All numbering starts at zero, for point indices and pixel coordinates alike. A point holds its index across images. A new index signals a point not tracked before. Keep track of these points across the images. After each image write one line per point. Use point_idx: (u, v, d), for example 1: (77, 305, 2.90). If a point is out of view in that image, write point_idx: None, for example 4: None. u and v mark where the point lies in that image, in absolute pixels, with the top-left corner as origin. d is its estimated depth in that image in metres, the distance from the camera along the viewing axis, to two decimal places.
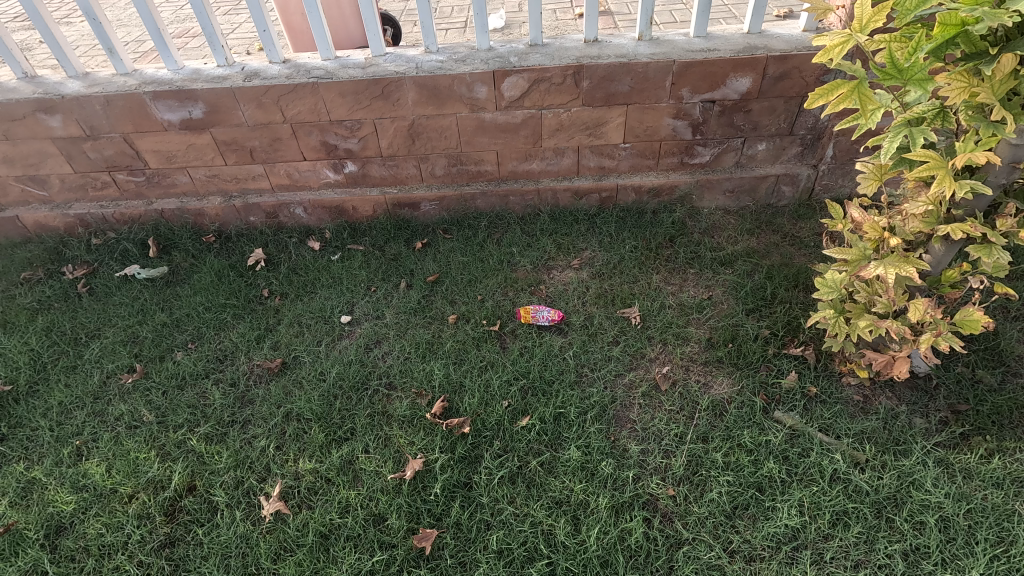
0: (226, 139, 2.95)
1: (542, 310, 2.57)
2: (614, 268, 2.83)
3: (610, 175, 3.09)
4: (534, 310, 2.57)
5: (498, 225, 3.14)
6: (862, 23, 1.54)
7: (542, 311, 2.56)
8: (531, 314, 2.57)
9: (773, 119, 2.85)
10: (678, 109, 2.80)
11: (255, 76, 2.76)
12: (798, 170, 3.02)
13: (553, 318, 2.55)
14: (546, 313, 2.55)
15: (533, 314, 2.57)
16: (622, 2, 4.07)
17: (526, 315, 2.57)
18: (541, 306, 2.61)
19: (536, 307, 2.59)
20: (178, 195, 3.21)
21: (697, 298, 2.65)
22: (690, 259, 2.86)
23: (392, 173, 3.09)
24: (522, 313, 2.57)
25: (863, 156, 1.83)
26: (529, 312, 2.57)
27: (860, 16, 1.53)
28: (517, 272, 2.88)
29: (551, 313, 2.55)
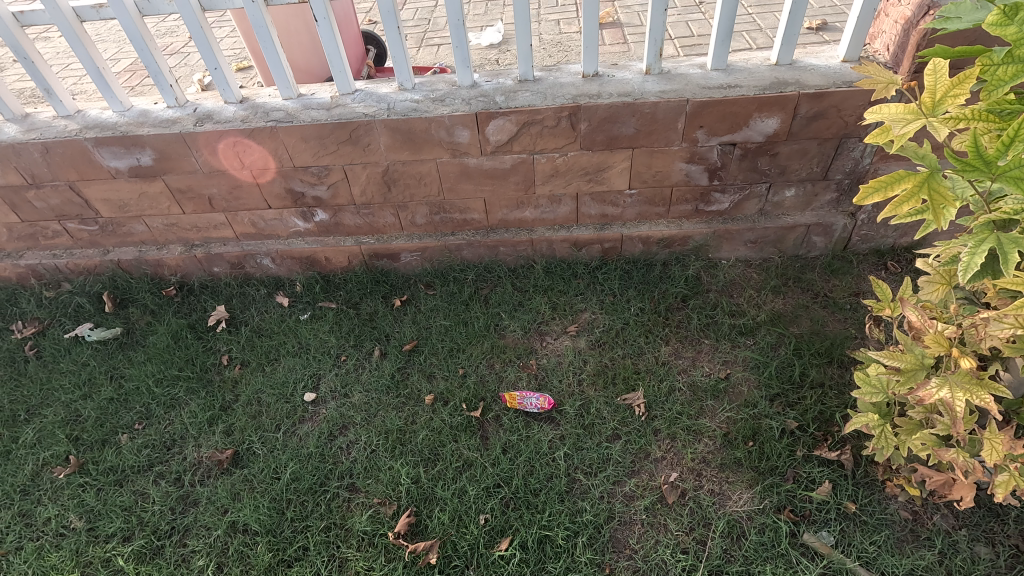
0: (181, 186, 2.64)
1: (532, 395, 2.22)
2: (615, 336, 2.47)
3: (613, 223, 2.71)
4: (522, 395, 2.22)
5: (486, 278, 2.79)
6: (935, 98, 1.17)
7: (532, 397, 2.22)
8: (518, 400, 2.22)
9: (804, 162, 2.44)
10: (692, 152, 2.41)
11: (207, 119, 2.44)
12: (832, 219, 2.60)
13: (543, 405, 2.21)
14: (537, 401, 2.21)
15: (520, 400, 2.23)
16: (632, 12, 3.65)
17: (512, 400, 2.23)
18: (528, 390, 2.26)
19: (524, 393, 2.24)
20: (135, 243, 2.92)
21: (712, 377, 2.28)
22: (704, 326, 2.48)
23: (367, 222, 2.76)
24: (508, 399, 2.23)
25: (926, 255, 1.59)
26: (516, 398, 2.23)
27: (933, 87, 1.17)
28: (505, 339, 2.53)
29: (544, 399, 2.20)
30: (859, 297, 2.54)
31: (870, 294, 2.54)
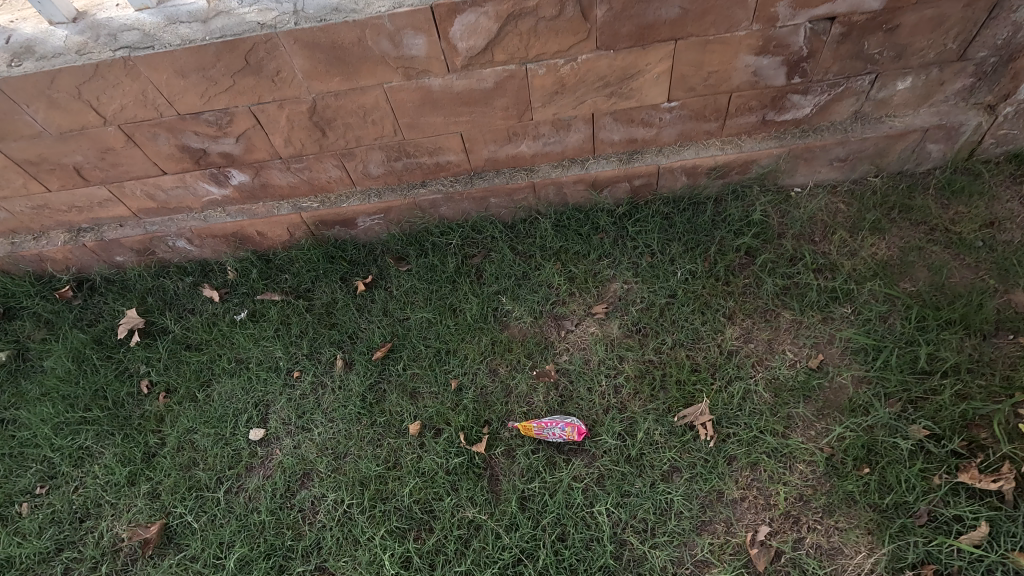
0: (30, 156, 1.86)
1: (556, 424, 1.61)
2: (659, 316, 1.80)
3: (645, 150, 1.92)
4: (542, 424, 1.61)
5: (475, 242, 2.07)
6: None
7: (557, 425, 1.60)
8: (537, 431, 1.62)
9: (935, 38, 1.61)
10: (766, 38, 1.59)
11: (29, 54, 1.62)
12: (962, 118, 1.80)
13: (571, 432, 1.60)
14: (565, 432, 1.60)
15: (540, 429, 1.62)
16: None
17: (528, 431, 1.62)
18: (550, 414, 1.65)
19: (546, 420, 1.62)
20: (6, 234, 2.18)
21: (799, 370, 1.65)
22: (780, 292, 1.80)
23: (304, 179, 1.99)
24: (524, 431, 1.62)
25: None
26: (535, 428, 1.62)
27: None
28: (509, 331, 1.88)
29: (575, 431, 1.59)
30: (997, 228, 1.81)
31: (1012, 223, 1.81)
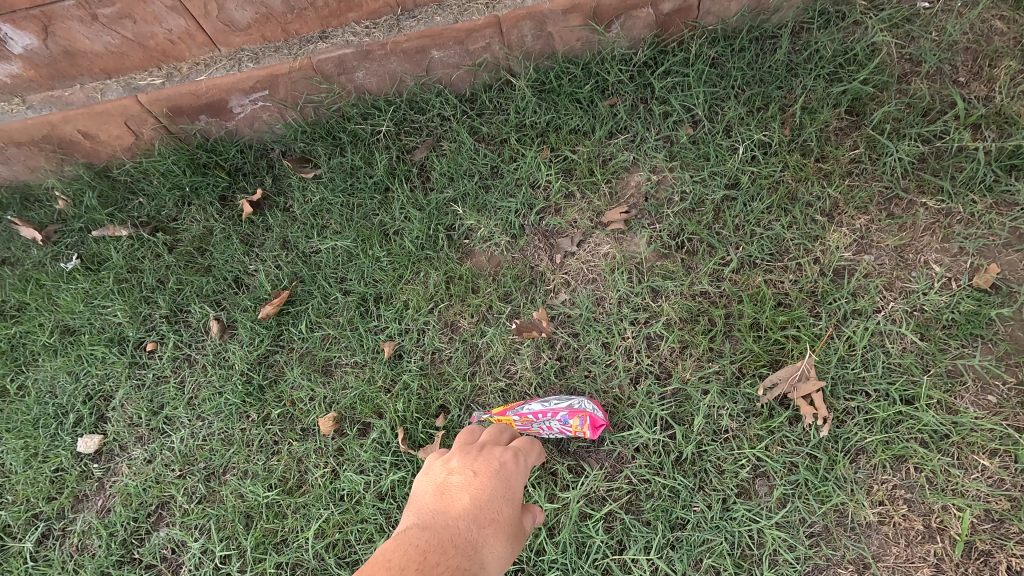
0: None
1: (551, 412, 0.96)
2: (713, 222, 1.11)
3: None
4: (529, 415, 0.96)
5: (415, 128, 1.33)
6: None
7: (553, 413, 0.96)
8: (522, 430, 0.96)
9: None
10: None
11: None
12: None
13: (580, 430, 0.95)
14: (569, 425, 0.95)
15: (527, 424, 0.97)
16: None
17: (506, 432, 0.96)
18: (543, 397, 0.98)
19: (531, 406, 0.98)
20: None
21: (962, 291, 0.96)
22: (914, 169, 1.07)
23: (127, 38, 1.22)
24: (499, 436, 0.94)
25: None
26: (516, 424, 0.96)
27: None
28: (472, 261, 1.19)
29: (586, 419, 0.94)
30: None
31: None
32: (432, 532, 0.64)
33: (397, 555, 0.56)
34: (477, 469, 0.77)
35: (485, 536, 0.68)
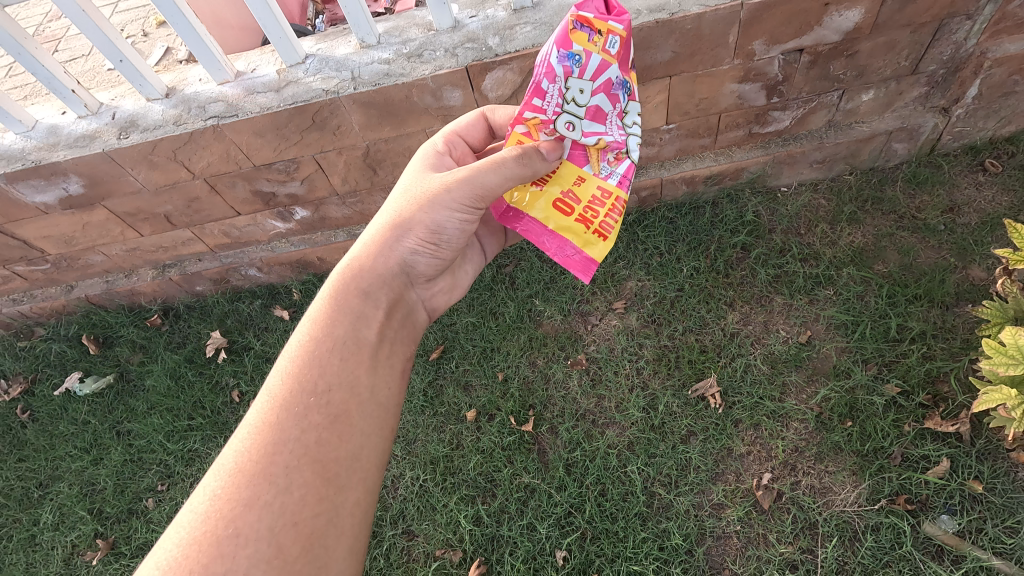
0: (126, 209, 2.19)
1: (637, 77, 1.20)
2: (671, 309, 2.12)
3: (648, 166, 2.23)
4: (624, 108, 1.21)
5: (507, 253, 2.38)
6: None
7: (641, 97, 1.23)
8: (600, 202, 1.28)
9: (890, 58, 1.89)
10: (747, 70, 1.87)
11: (131, 126, 1.95)
12: (920, 121, 2.09)
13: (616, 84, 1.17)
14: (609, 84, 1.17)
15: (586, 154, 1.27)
16: None
17: (585, 186, 1.29)
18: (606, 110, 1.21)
19: (621, 30, 1.12)
20: (101, 274, 2.54)
21: (792, 344, 1.97)
22: (773, 282, 2.10)
23: (358, 210, 2.31)
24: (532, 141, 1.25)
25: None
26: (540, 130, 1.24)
27: None
28: (543, 328, 2.20)
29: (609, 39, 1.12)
30: (955, 213, 2.12)
31: (968, 208, 2.12)
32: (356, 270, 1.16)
33: (322, 312, 1.10)
34: (416, 172, 1.32)
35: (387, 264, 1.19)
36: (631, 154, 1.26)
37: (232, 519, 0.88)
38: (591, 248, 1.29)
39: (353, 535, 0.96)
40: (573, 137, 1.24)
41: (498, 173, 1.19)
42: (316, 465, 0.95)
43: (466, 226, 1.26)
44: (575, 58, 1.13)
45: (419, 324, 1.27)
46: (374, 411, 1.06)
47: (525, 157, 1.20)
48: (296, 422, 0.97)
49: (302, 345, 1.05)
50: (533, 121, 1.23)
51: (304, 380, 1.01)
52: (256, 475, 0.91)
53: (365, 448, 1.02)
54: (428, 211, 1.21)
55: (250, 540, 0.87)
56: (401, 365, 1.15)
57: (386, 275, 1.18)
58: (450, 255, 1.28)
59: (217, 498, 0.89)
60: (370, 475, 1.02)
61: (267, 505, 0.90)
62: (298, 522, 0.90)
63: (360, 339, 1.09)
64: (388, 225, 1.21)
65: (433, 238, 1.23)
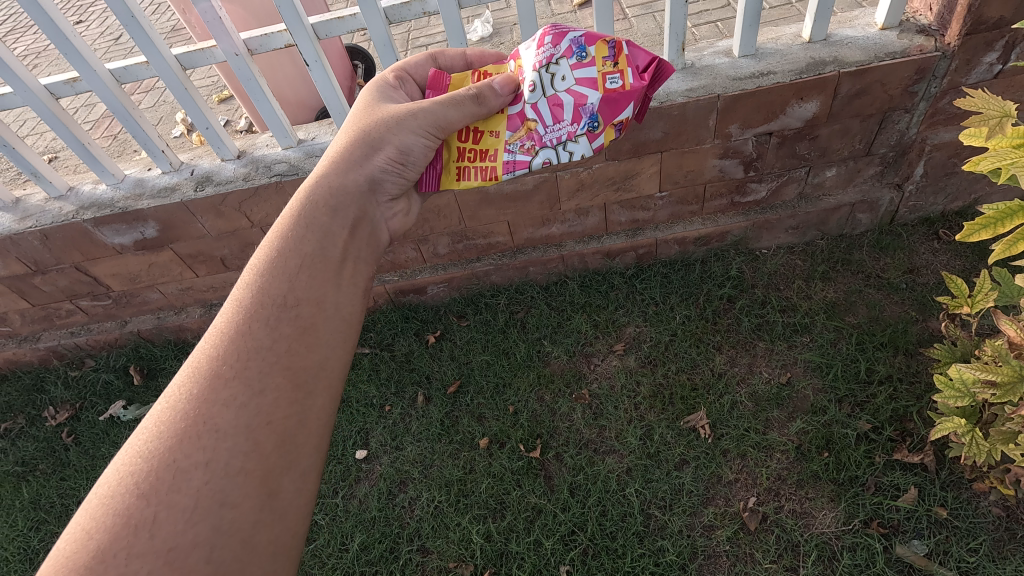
0: (190, 252, 2.52)
1: (606, 123, 1.52)
2: (665, 352, 2.37)
3: (645, 228, 2.56)
4: (574, 127, 1.53)
5: (519, 301, 2.67)
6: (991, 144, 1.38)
7: (586, 136, 1.53)
8: (492, 159, 1.58)
9: (846, 142, 2.25)
10: (726, 148, 2.23)
11: (207, 181, 2.31)
12: (878, 195, 2.44)
13: (582, 94, 1.51)
14: (580, 96, 1.51)
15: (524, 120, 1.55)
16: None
17: (493, 139, 1.58)
18: (560, 102, 1.53)
19: (628, 84, 1.51)
20: (154, 311, 2.83)
21: (774, 385, 2.20)
22: (756, 330, 2.37)
23: (389, 259, 2.62)
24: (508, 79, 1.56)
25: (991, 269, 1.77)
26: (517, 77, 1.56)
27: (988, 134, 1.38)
28: (550, 367, 2.44)
29: (615, 75, 1.51)
30: (915, 274, 2.41)
31: (927, 270, 2.41)
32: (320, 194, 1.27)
33: (289, 229, 1.20)
34: (375, 103, 1.50)
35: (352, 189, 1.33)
36: (539, 156, 1.56)
37: (209, 415, 0.95)
38: (446, 174, 1.60)
39: (321, 436, 1.04)
40: (523, 99, 1.54)
41: (457, 110, 1.46)
42: (284, 372, 1.03)
43: (424, 152, 1.48)
44: (581, 56, 1.51)
45: (383, 245, 1.38)
46: (340, 323, 1.15)
47: (483, 100, 1.49)
48: (269, 330, 1.05)
49: (269, 258, 1.15)
50: (523, 64, 1.57)
51: (273, 293, 1.10)
52: (232, 377, 0.99)
53: (333, 356, 1.11)
54: (394, 135, 1.41)
55: (229, 434, 0.94)
56: (365, 282, 1.25)
57: (352, 197, 1.32)
58: (411, 177, 1.47)
59: (193, 398, 0.97)
60: (336, 383, 1.10)
61: (243, 403, 0.98)
62: (273, 421, 0.99)
63: (326, 253, 1.19)
64: (355, 148, 1.38)
65: (398, 159, 1.42)
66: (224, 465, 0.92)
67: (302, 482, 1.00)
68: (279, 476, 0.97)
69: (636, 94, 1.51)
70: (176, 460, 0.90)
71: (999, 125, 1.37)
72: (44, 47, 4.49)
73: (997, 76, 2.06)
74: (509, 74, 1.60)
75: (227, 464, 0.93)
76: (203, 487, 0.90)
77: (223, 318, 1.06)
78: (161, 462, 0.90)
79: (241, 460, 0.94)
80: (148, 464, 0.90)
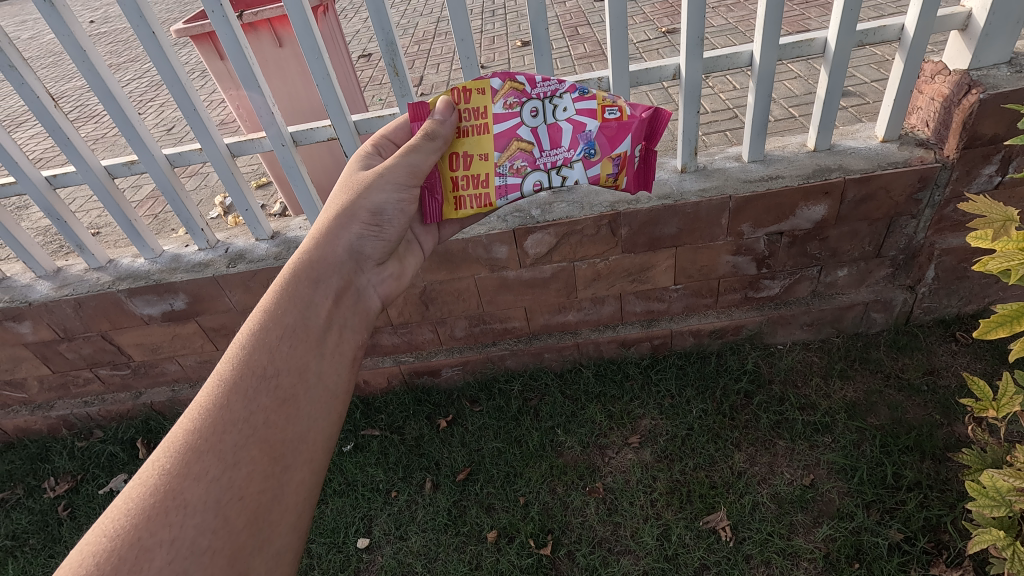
0: (214, 325, 2.58)
1: (603, 152, 1.63)
2: (682, 446, 2.30)
3: (660, 319, 2.59)
4: (569, 153, 1.64)
5: (533, 387, 2.65)
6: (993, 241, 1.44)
7: (583, 162, 1.64)
8: (482, 182, 1.65)
9: (856, 243, 2.33)
10: (738, 245, 2.31)
11: (240, 258, 2.42)
12: (891, 295, 2.47)
13: (579, 122, 1.61)
14: (577, 125, 1.62)
15: (515, 144, 1.63)
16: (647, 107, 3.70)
17: (484, 162, 1.64)
18: (555, 128, 1.62)
19: (626, 116, 1.60)
20: (169, 383, 2.85)
21: (796, 486, 2.12)
22: (775, 428, 2.31)
23: (406, 340, 2.65)
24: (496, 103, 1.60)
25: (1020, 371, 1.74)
26: (506, 99, 1.60)
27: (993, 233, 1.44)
28: (563, 457, 2.37)
29: (615, 107, 1.60)
30: (936, 376, 2.38)
31: (947, 372, 2.38)
32: (300, 265, 1.27)
33: (268, 301, 1.19)
34: (349, 171, 1.51)
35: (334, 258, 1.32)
36: (529, 180, 1.65)
37: (180, 489, 0.94)
38: (447, 204, 1.67)
39: (296, 513, 1.05)
40: (519, 125, 1.61)
41: (419, 154, 1.49)
42: (262, 445, 1.03)
43: (396, 212, 1.47)
44: (580, 89, 1.60)
45: (370, 312, 1.38)
46: (320, 395, 1.15)
47: (434, 134, 1.52)
48: (245, 402, 1.05)
49: (253, 331, 1.14)
50: (517, 85, 1.59)
51: (253, 364, 1.09)
52: (206, 451, 0.98)
53: (312, 429, 1.11)
54: (366, 200, 1.40)
55: (198, 509, 0.94)
56: (350, 352, 1.25)
57: (336, 266, 1.32)
58: (388, 241, 1.45)
59: (166, 471, 0.96)
60: (316, 456, 1.10)
61: (215, 478, 0.97)
62: (245, 496, 0.98)
63: (307, 327, 1.19)
64: (332, 217, 1.36)
65: (371, 225, 1.41)
66: (191, 543, 0.91)
67: (274, 563, 1.00)
68: (249, 555, 0.97)
69: (632, 127, 1.61)
70: (142, 537, 0.89)
71: (1003, 227, 1.43)
72: (104, 134, 4.88)
73: (998, 187, 2.16)
74: (491, 94, 1.59)
75: (194, 541, 0.92)
76: (166, 568, 0.88)
77: (203, 391, 1.06)
78: (125, 540, 0.88)
79: (208, 538, 0.93)
80: (110, 543, 0.88)
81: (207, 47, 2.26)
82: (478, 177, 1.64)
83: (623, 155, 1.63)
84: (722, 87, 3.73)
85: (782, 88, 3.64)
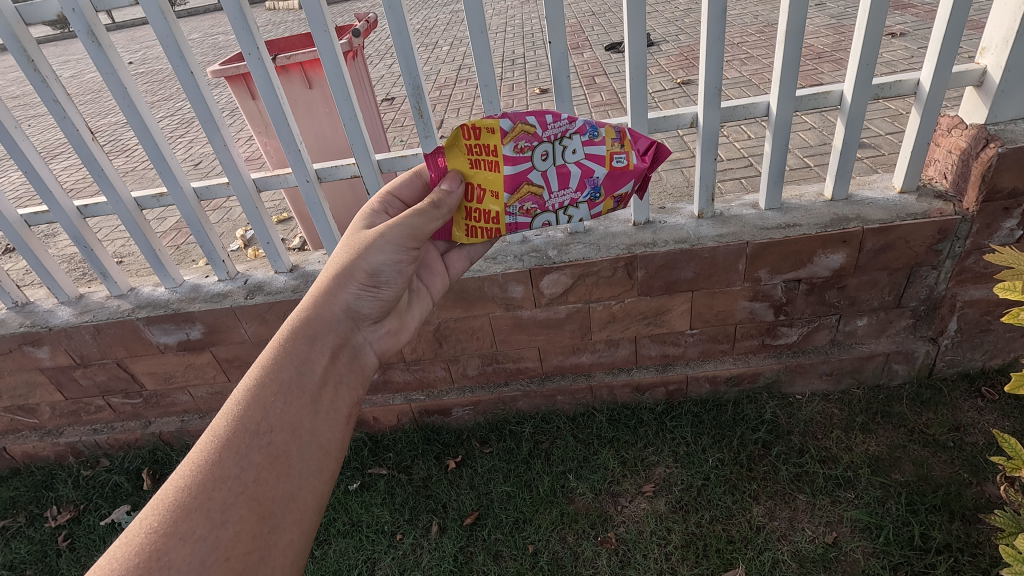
0: (228, 356, 2.59)
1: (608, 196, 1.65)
2: (698, 497, 2.23)
3: (675, 363, 2.55)
4: (575, 195, 1.65)
5: (544, 429, 2.60)
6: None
7: (587, 203, 1.66)
8: (490, 220, 1.65)
9: (875, 293, 2.30)
10: (756, 291, 2.30)
11: (258, 290, 2.45)
12: (913, 347, 2.43)
13: (588, 167, 1.62)
14: (586, 170, 1.62)
15: (524, 186, 1.63)
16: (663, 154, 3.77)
17: (494, 203, 1.63)
18: (563, 171, 1.63)
19: (633, 164, 1.61)
20: (178, 413, 2.84)
21: (819, 544, 2.03)
22: (795, 482, 2.23)
23: (417, 377, 2.63)
24: (507, 146, 1.57)
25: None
26: (517, 141, 1.57)
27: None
28: (574, 504, 2.31)
29: (623, 154, 1.61)
30: (962, 432, 2.30)
31: (973, 428, 2.31)
32: (298, 325, 1.23)
33: (264, 357, 1.17)
34: (350, 229, 1.46)
35: (330, 319, 1.29)
36: (536, 219, 1.68)
37: (166, 549, 0.92)
38: (456, 228, 1.67)
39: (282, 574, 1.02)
40: (531, 169, 1.61)
41: (423, 218, 1.44)
42: (251, 504, 1.01)
43: (395, 272, 1.41)
44: (590, 131, 1.59)
45: (366, 369, 1.36)
46: (313, 451, 1.12)
47: (440, 203, 1.49)
48: (237, 459, 1.02)
49: (248, 387, 1.11)
50: (529, 129, 1.57)
51: (249, 419, 1.07)
52: (195, 509, 0.96)
53: (303, 487, 1.08)
54: (364, 261, 1.34)
55: (183, 571, 0.91)
56: (345, 409, 1.22)
57: (335, 322, 1.29)
58: (386, 300, 1.41)
59: (153, 530, 0.93)
60: (305, 515, 1.07)
61: (202, 537, 0.94)
62: (231, 557, 0.95)
63: (302, 384, 1.16)
64: (329, 277, 1.32)
65: (368, 286, 1.36)
66: None
67: None
68: None
69: (637, 173, 1.62)
70: None
71: None
72: (135, 167, 5.06)
73: (1019, 241, 2.15)
74: (501, 135, 1.56)
75: None
76: None
77: (196, 447, 1.03)
78: None
79: None
80: None
81: (240, 87, 2.35)
82: (487, 217, 1.64)
83: (624, 196, 1.65)
84: (737, 136, 3.79)
85: (797, 138, 3.70)
